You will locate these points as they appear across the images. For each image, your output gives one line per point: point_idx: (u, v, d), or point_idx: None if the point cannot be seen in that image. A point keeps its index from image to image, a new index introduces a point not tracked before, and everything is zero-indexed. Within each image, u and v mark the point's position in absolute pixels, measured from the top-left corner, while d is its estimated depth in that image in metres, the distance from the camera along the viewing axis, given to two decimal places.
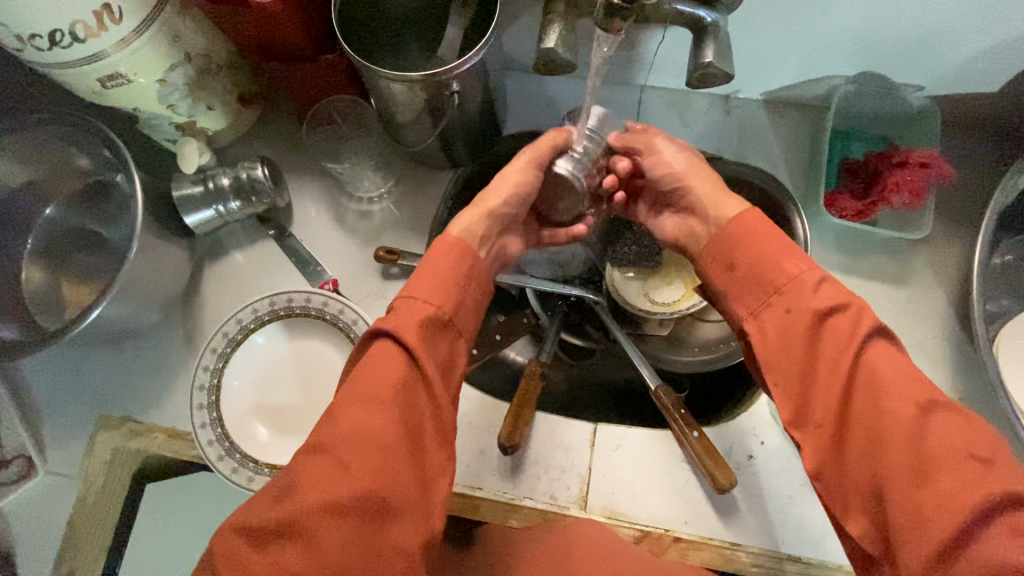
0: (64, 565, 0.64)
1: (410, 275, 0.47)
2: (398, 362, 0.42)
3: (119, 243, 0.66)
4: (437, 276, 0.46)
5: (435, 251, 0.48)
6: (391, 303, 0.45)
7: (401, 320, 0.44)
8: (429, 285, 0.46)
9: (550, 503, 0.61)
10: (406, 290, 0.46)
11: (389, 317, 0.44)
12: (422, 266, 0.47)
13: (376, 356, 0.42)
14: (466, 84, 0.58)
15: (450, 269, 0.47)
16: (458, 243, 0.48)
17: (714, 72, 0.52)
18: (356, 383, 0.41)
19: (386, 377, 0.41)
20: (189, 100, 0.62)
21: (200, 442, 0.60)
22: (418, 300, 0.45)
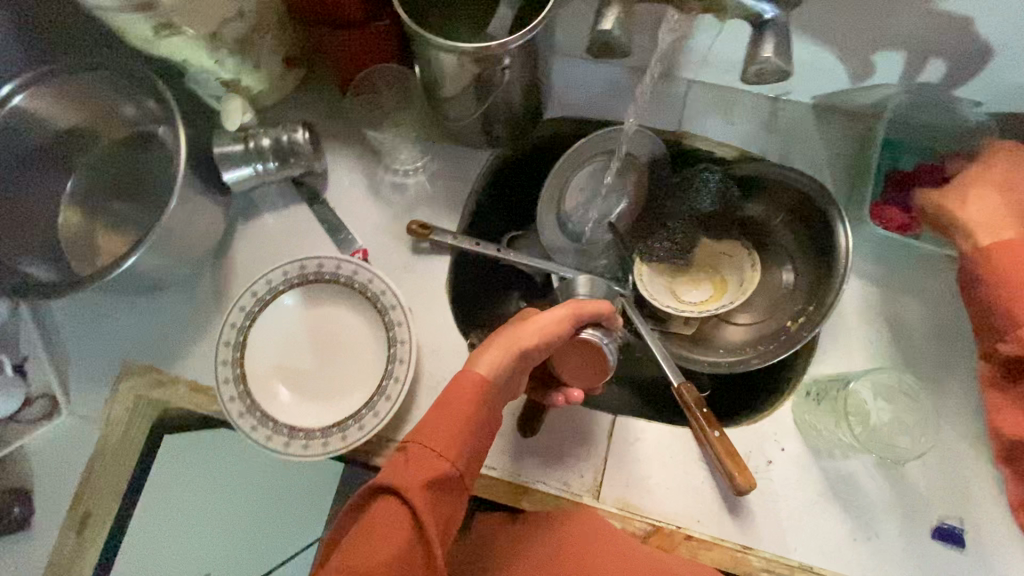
0: (80, 506, 0.65)
1: (426, 414, 0.45)
2: (401, 527, 0.41)
3: (158, 196, 0.67)
4: (452, 421, 0.44)
5: (452, 383, 0.46)
6: (401, 446, 0.44)
7: (407, 476, 0.42)
8: (440, 431, 0.44)
9: (563, 490, 0.61)
10: (420, 432, 0.44)
11: (390, 469, 0.43)
12: (436, 405, 0.45)
13: (376, 520, 0.41)
14: (517, 61, 0.57)
15: (464, 411, 0.45)
16: (478, 376, 0.46)
17: (772, 67, 0.51)
18: (352, 546, 0.40)
19: (384, 550, 0.40)
20: (236, 56, 0.61)
21: (222, 397, 0.61)
22: (428, 449, 0.43)
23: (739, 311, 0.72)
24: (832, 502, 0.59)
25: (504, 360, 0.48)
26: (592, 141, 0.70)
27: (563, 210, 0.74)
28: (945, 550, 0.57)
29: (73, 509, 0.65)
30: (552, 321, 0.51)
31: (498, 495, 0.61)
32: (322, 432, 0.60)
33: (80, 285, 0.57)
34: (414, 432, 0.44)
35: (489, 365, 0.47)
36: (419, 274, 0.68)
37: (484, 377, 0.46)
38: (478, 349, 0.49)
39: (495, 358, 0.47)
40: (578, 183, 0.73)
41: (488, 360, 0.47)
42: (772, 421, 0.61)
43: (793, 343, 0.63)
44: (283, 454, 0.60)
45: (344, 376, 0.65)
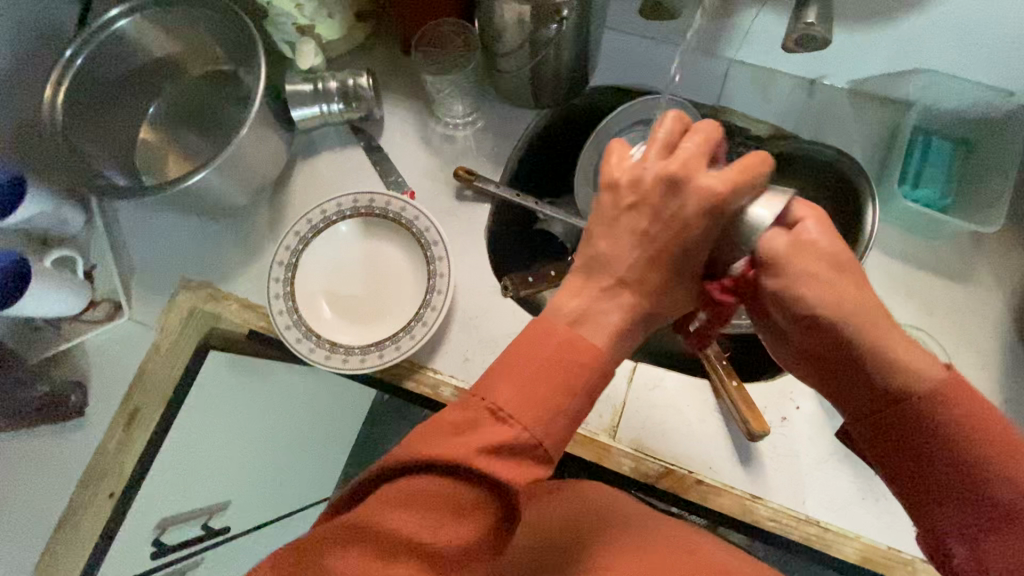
0: (131, 404, 0.70)
1: (533, 379, 0.37)
2: (482, 509, 0.36)
3: (227, 128, 0.74)
4: (561, 407, 0.37)
5: (570, 353, 0.38)
6: (499, 412, 0.36)
7: (503, 463, 0.35)
8: (546, 417, 0.37)
9: (581, 427, 0.64)
10: (523, 403, 0.36)
11: (479, 443, 0.35)
12: (545, 372, 0.37)
13: (454, 490, 0.35)
14: (575, 15, 0.61)
15: (574, 399, 0.37)
16: (599, 356, 0.38)
17: (815, 35, 0.54)
18: (421, 511, 0.35)
19: (459, 533, 0.35)
20: (315, 3, 0.67)
21: (272, 310, 0.66)
22: (529, 434, 0.36)
23: None
24: (842, 461, 0.61)
25: (630, 330, 0.40)
26: (632, 107, 0.74)
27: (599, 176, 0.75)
28: None
29: (125, 405, 0.70)
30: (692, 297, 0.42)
31: None
32: (361, 349, 0.64)
33: (149, 191, 0.61)
34: (515, 404, 0.36)
35: (612, 343, 0.39)
36: (461, 219, 0.73)
37: (607, 360, 0.39)
38: (599, 310, 0.40)
39: (618, 339, 0.40)
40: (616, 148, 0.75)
41: (612, 335, 0.39)
42: (788, 380, 0.64)
43: None
44: (323, 366, 0.64)
45: (384, 304, 0.69)
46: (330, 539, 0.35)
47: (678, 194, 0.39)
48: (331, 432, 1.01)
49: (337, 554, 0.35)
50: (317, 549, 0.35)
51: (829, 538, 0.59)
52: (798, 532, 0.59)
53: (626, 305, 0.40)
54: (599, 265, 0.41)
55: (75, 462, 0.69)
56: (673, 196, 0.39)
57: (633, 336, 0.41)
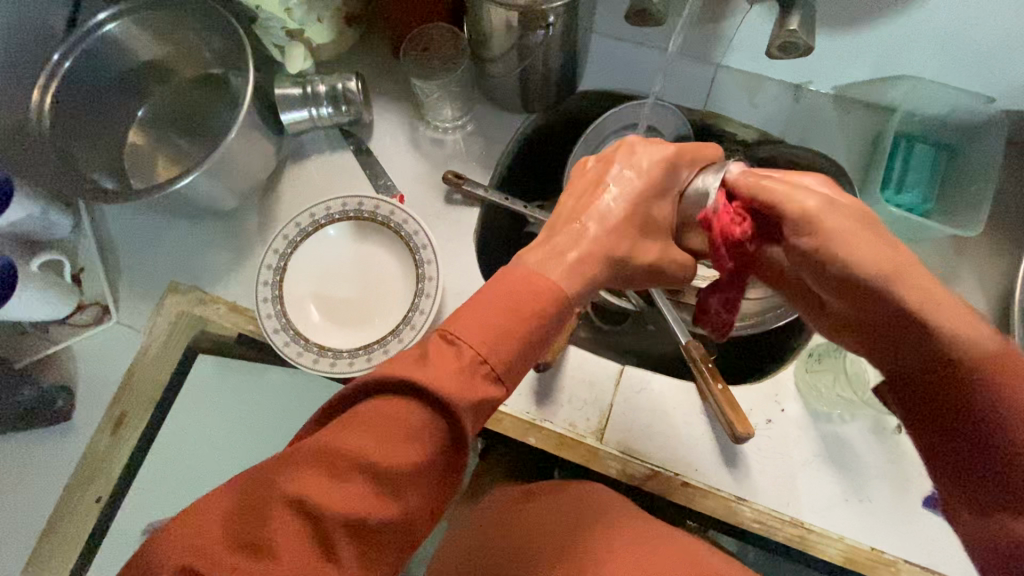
0: (119, 408, 0.70)
1: (488, 310, 0.38)
2: (430, 430, 0.36)
3: (216, 131, 0.74)
4: (516, 333, 0.38)
5: (527, 284, 0.39)
6: (453, 339, 0.37)
7: (455, 386, 0.36)
8: (500, 342, 0.37)
9: (568, 429, 0.64)
10: (478, 334, 0.37)
11: (431, 365, 0.36)
12: (500, 299, 0.38)
13: (403, 410, 0.36)
14: (562, 20, 0.60)
15: (529, 326, 0.38)
16: (556, 287, 0.40)
17: (797, 42, 0.54)
18: (374, 430, 0.35)
19: (409, 455, 0.35)
20: (304, 7, 0.67)
21: (261, 314, 0.66)
22: (481, 358, 0.37)
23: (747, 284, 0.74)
24: (826, 463, 0.61)
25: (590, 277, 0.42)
26: (620, 112, 0.75)
27: None
28: (934, 519, 0.59)
29: (113, 410, 0.70)
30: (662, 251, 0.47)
31: (508, 427, 0.65)
32: (349, 352, 0.65)
33: (137, 194, 0.61)
34: (469, 331, 0.37)
35: (572, 282, 0.41)
36: (450, 223, 0.73)
37: (564, 292, 0.40)
38: (564, 249, 0.42)
39: (581, 276, 0.41)
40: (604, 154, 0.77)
41: (575, 270, 0.41)
42: (773, 382, 0.64)
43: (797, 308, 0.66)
44: (311, 369, 0.64)
45: (373, 306, 0.69)
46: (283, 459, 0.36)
47: (644, 172, 0.46)
48: None
49: (288, 471, 0.35)
50: (270, 469, 0.35)
51: (813, 539, 0.59)
52: (781, 532, 0.60)
53: (586, 244, 0.42)
54: (567, 215, 0.45)
55: (61, 467, 0.69)
56: (632, 155, 0.47)
57: (600, 276, 0.43)
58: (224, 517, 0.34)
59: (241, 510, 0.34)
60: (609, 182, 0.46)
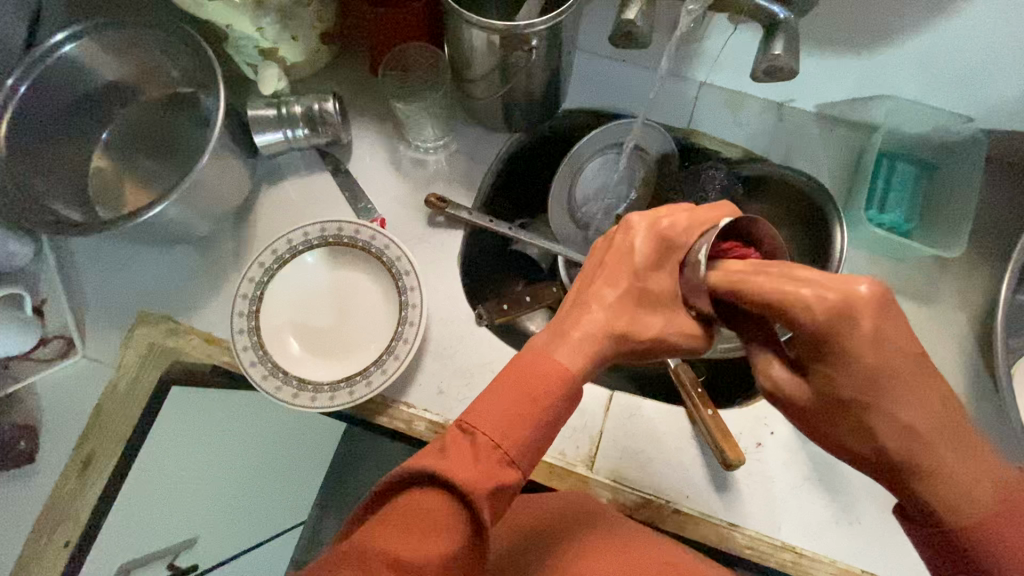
0: (85, 448, 0.66)
1: (494, 396, 0.41)
2: (451, 520, 0.38)
3: (186, 154, 0.71)
4: (526, 421, 0.40)
5: (531, 371, 0.41)
6: (465, 426, 0.40)
7: (471, 476, 0.38)
8: (513, 430, 0.40)
9: (558, 458, 0.63)
10: (487, 422, 0.40)
11: (448, 458, 0.39)
12: (512, 390, 0.41)
13: (423, 501, 0.38)
14: (544, 43, 0.59)
15: (540, 414, 0.40)
16: (561, 370, 0.41)
17: (781, 66, 0.53)
18: (400, 526, 0.38)
19: (436, 543, 0.37)
20: (278, 26, 0.64)
21: (236, 346, 0.63)
22: (495, 448, 0.39)
23: None
24: (816, 486, 0.61)
25: (599, 354, 0.43)
26: (605, 132, 0.74)
27: (573, 200, 0.77)
28: None
29: (79, 449, 0.66)
30: (663, 321, 0.44)
31: None
32: (330, 386, 0.62)
33: (101, 226, 0.58)
34: (482, 423, 0.40)
35: (584, 363, 0.42)
36: (433, 246, 0.71)
37: (570, 375, 0.41)
38: (565, 330, 0.43)
39: (585, 352, 0.43)
40: (590, 172, 0.77)
41: (578, 351, 0.42)
42: (762, 405, 0.64)
43: None
44: (290, 405, 0.62)
45: (355, 335, 0.67)
46: (324, 562, 0.38)
47: (653, 245, 0.44)
48: (304, 459, 0.98)
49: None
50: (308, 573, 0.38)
51: (804, 564, 0.59)
52: (773, 557, 0.60)
53: (587, 322, 0.43)
54: (579, 296, 0.45)
55: (26, 511, 0.65)
56: (628, 231, 0.45)
57: (601, 351, 0.43)
58: None
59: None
60: (619, 258, 0.44)
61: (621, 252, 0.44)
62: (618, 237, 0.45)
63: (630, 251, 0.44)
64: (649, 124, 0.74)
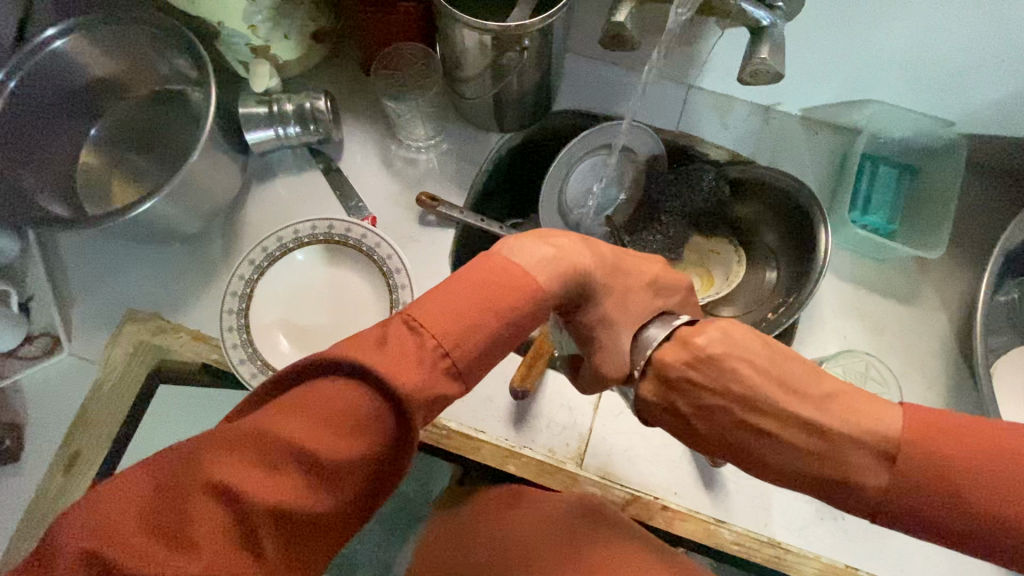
0: (70, 446, 0.65)
1: (451, 295, 0.35)
2: (375, 420, 0.32)
3: (177, 151, 0.70)
4: (483, 328, 0.35)
5: (497, 280, 0.37)
6: (412, 320, 0.34)
7: (409, 372, 0.32)
8: (465, 336, 0.34)
9: (547, 456, 0.63)
10: (440, 317, 0.34)
11: (388, 351, 0.33)
12: (470, 291, 0.36)
13: (342, 394, 0.32)
14: (536, 44, 0.60)
15: (495, 321, 0.35)
16: (529, 287, 0.37)
17: (767, 69, 0.55)
18: (310, 413, 0.31)
19: (353, 441, 0.31)
20: (269, 24, 0.64)
21: (225, 344, 0.63)
22: (444, 351, 0.34)
23: (723, 304, 0.77)
24: None
25: (570, 276, 0.40)
26: (595, 132, 0.74)
27: (563, 200, 0.78)
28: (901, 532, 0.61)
29: (64, 449, 0.65)
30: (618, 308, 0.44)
31: (486, 457, 0.62)
32: None
33: (89, 221, 0.58)
34: (432, 319, 0.34)
35: (553, 282, 0.39)
36: (424, 244, 0.71)
37: (538, 290, 0.37)
38: (542, 247, 0.40)
39: (558, 272, 0.39)
40: (580, 173, 0.77)
41: (547, 268, 0.39)
42: None
43: (769, 329, 0.66)
44: None
45: (345, 333, 0.67)
46: (203, 442, 0.31)
47: (655, 261, 0.45)
48: None
49: (213, 452, 0.30)
50: (180, 451, 0.30)
51: (790, 560, 0.59)
52: (759, 553, 0.60)
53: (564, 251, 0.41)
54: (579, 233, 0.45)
55: (10, 510, 0.65)
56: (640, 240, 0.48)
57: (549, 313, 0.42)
58: (131, 499, 0.29)
59: (166, 492, 0.29)
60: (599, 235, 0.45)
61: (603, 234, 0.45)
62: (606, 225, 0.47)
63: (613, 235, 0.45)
64: (637, 124, 0.74)
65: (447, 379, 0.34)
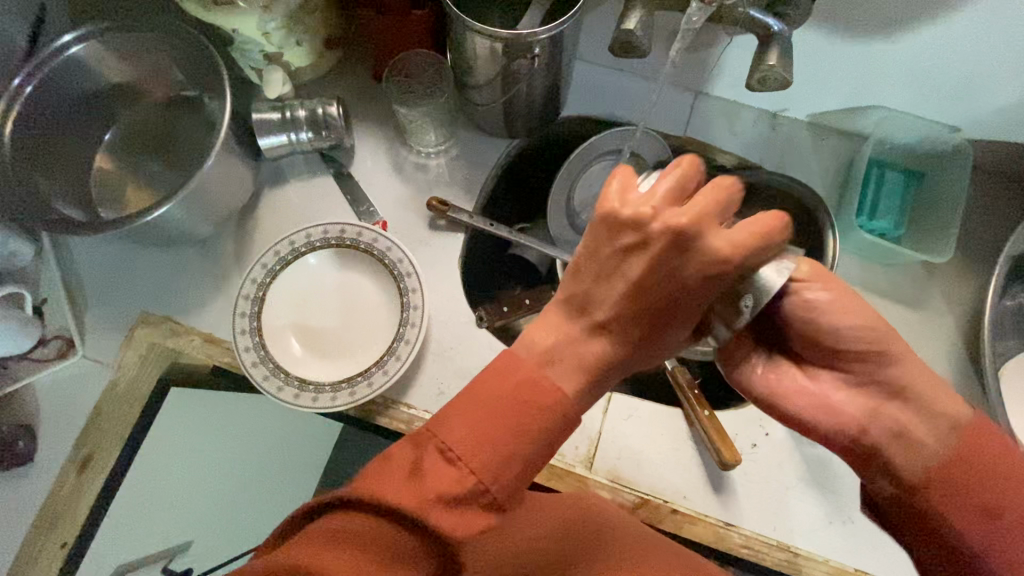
0: (84, 447, 0.66)
1: (493, 411, 0.36)
2: (419, 556, 0.35)
3: (190, 156, 0.71)
4: (519, 457, 0.36)
5: (534, 397, 0.37)
6: (455, 449, 0.36)
7: (450, 517, 0.35)
8: (502, 468, 0.36)
9: (557, 459, 0.64)
10: (482, 444, 0.36)
11: (434, 488, 0.35)
12: (511, 415, 0.36)
13: (392, 538, 0.34)
14: (547, 52, 0.61)
15: (532, 450, 0.37)
16: (566, 400, 0.37)
17: (775, 76, 0.55)
18: (358, 557, 0.33)
19: None
20: (283, 31, 0.65)
21: (238, 347, 0.63)
22: (483, 487, 0.35)
23: None
24: (811, 486, 0.62)
25: (606, 362, 0.39)
26: (602, 140, 0.76)
27: (572, 205, 0.78)
28: None
29: (77, 450, 0.66)
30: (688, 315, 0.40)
31: None
32: (331, 386, 0.63)
33: (106, 225, 0.58)
34: (473, 450, 0.36)
35: (588, 378, 0.39)
36: (435, 248, 0.72)
37: (572, 404, 0.38)
38: (576, 328, 0.39)
39: (581, 353, 0.39)
40: (588, 177, 0.78)
41: (579, 372, 0.38)
42: (757, 407, 0.65)
43: None
44: (291, 404, 0.62)
45: (356, 337, 0.68)
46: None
47: None
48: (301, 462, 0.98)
49: None
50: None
51: (800, 563, 0.60)
52: (769, 557, 0.61)
53: (592, 359, 0.39)
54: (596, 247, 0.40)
55: (22, 512, 0.65)
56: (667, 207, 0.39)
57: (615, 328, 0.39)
58: None
59: None
60: (643, 235, 0.38)
61: (645, 226, 0.38)
62: (640, 201, 0.39)
63: (658, 229, 0.38)
64: (645, 131, 0.75)
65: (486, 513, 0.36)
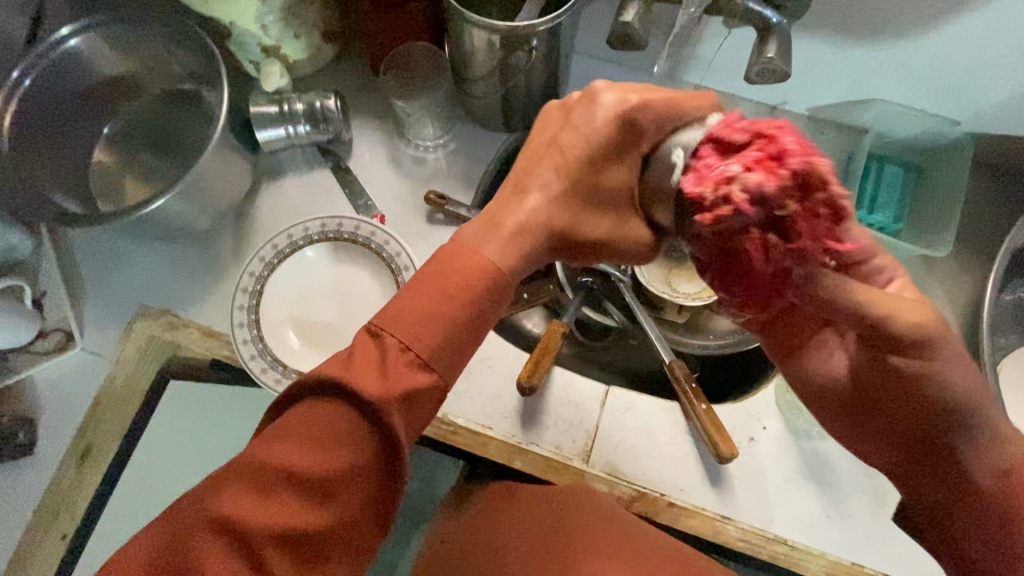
0: (84, 439, 0.67)
1: (412, 285, 0.39)
2: (355, 431, 0.36)
3: (188, 149, 0.71)
4: (439, 314, 0.38)
5: (455, 265, 0.39)
6: (374, 326, 0.38)
7: (372, 379, 0.36)
8: (425, 329, 0.38)
9: (555, 452, 0.64)
10: (401, 314, 0.38)
11: (355, 366, 0.37)
12: (424, 286, 0.39)
13: (321, 417, 0.37)
14: (544, 45, 0.60)
15: (453, 309, 0.38)
16: (491, 265, 0.39)
17: (774, 69, 0.55)
18: (292, 442, 0.36)
19: (339, 458, 0.36)
20: (281, 24, 0.65)
21: (236, 339, 0.63)
22: (405, 347, 0.38)
23: None
24: (807, 481, 0.62)
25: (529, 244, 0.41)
26: None
27: None
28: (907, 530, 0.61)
29: (77, 442, 0.67)
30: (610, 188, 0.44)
31: (494, 452, 0.64)
32: None
33: (103, 218, 0.59)
34: (393, 321, 0.38)
35: (509, 254, 0.40)
36: (432, 243, 0.72)
37: (494, 264, 0.40)
38: (500, 220, 0.42)
39: (513, 243, 0.41)
40: None
41: (507, 244, 0.40)
42: (755, 400, 0.65)
43: None
44: None
45: (355, 330, 0.68)
46: (208, 486, 0.37)
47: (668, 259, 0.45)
48: None
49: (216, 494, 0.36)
50: (189, 499, 0.37)
51: (795, 556, 0.60)
52: (765, 550, 0.61)
53: (525, 213, 0.42)
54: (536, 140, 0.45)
55: (23, 502, 0.66)
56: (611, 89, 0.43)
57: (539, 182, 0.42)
58: (153, 539, 0.36)
59: (173, 538, 0.36)
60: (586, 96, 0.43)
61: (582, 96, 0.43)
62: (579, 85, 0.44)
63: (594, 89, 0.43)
64: None
65: (416, 371, 0.38)
